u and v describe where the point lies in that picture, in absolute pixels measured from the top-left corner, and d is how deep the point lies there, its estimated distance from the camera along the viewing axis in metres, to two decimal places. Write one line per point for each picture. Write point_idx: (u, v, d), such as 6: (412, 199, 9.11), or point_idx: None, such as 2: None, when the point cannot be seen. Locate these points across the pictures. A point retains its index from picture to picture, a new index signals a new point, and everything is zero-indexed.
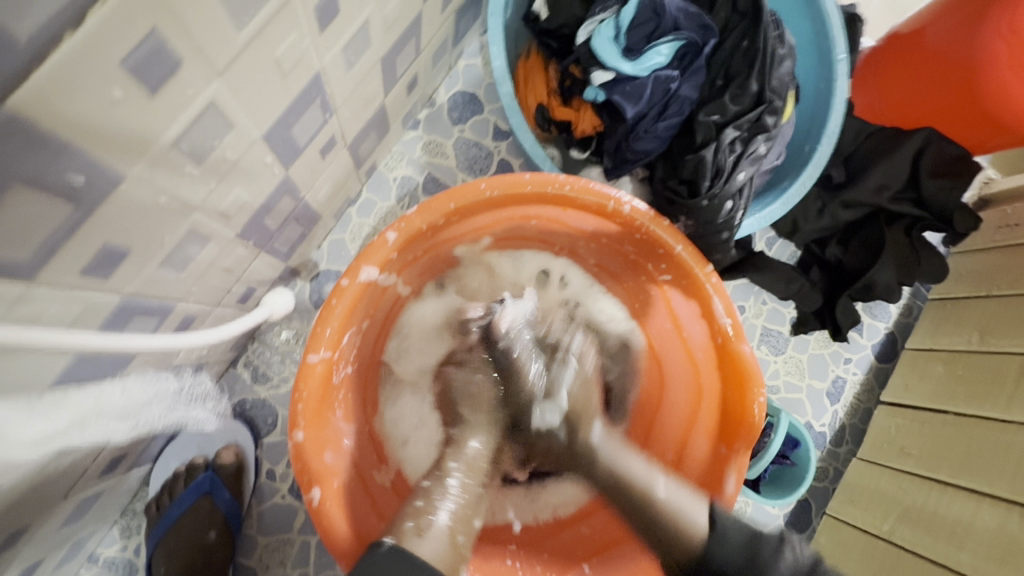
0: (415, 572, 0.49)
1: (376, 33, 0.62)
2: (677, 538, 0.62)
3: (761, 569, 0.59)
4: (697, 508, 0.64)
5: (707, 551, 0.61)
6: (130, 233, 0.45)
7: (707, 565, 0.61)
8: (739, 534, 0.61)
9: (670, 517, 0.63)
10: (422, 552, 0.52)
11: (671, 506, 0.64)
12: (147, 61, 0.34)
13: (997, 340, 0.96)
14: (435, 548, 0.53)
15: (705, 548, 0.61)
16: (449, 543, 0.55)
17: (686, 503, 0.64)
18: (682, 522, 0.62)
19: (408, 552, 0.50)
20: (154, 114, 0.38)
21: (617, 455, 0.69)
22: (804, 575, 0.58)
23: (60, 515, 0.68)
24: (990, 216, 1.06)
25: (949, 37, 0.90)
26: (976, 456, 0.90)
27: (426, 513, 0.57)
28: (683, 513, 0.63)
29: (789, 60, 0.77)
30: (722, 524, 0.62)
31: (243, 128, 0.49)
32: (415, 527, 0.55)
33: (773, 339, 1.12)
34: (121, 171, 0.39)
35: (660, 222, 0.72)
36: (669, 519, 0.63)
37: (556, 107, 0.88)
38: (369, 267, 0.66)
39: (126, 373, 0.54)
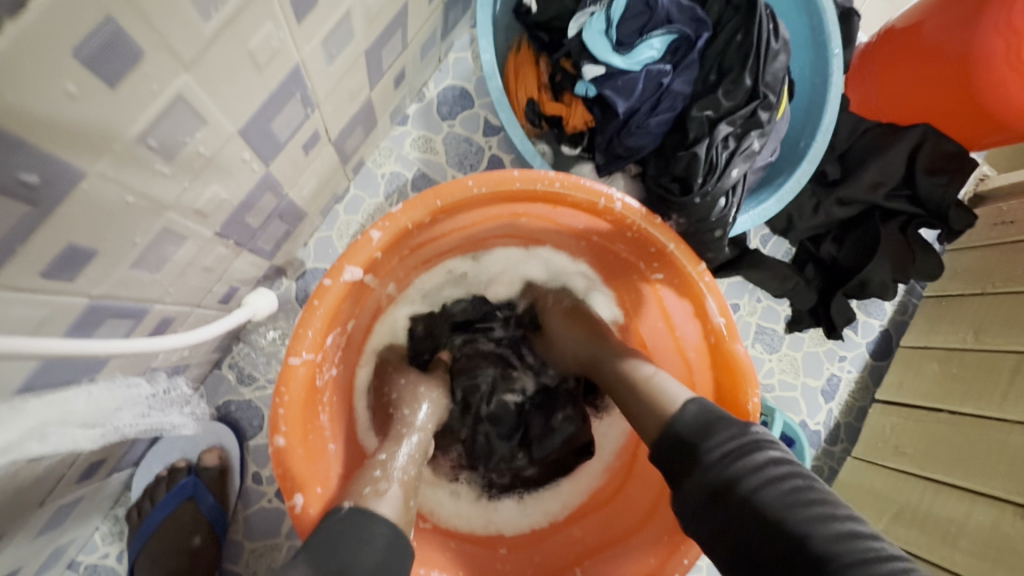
0: (363, 538, 0.54)
1: (358, 25, 0.60)
2: (650, 407, 0.65)
3: (706, 439, 0.58)
4: (681, 393, 0.65)
5: (673, 420, 0.62)
6: (96, 234, 0.43)
7: (674, 431, 0.61)
8: (700, 410, 0.61)
9: (646, 393, 0.66)
10: (381, 509, 0.57)
11: (652, 389, 0.66)
12: (103, 52, 0.32)
13: (992, 337, 0.95)
14: (394, 506, 0.59)
15: (670, 419, 0.62)
16: (402, 505, 0.60)
17: (670, 386, 0.66)
18: (658, 399, 0.65)
19: (366, 511, 0.57)
20: (115, 108, 0.36)
21: (626, 355, 0.73)
22: (747, 447, 0.56)
23: (36, 522, 0.66)
24: (986, 212, 1.05)
25: (947, 31, 0.88)
26: (968, 454, 0.90)
27: (383, 480, 0.61)
28: (663, 390, 0.65)
29: (783, 54, 0.75)
30: (691, 405, 0.62)
31: (216, 123, 0.47)
32: (372, 490, 0.60)
33: (767, 337, 1.11)
34: (82, 168, 0.37)
35: (652, 220, 0.71)
36: (645, 395, 0.66)
37: (547, 101, 0.86)
38: (353, 266, 0.64)
39: (95, 379, 0.52)
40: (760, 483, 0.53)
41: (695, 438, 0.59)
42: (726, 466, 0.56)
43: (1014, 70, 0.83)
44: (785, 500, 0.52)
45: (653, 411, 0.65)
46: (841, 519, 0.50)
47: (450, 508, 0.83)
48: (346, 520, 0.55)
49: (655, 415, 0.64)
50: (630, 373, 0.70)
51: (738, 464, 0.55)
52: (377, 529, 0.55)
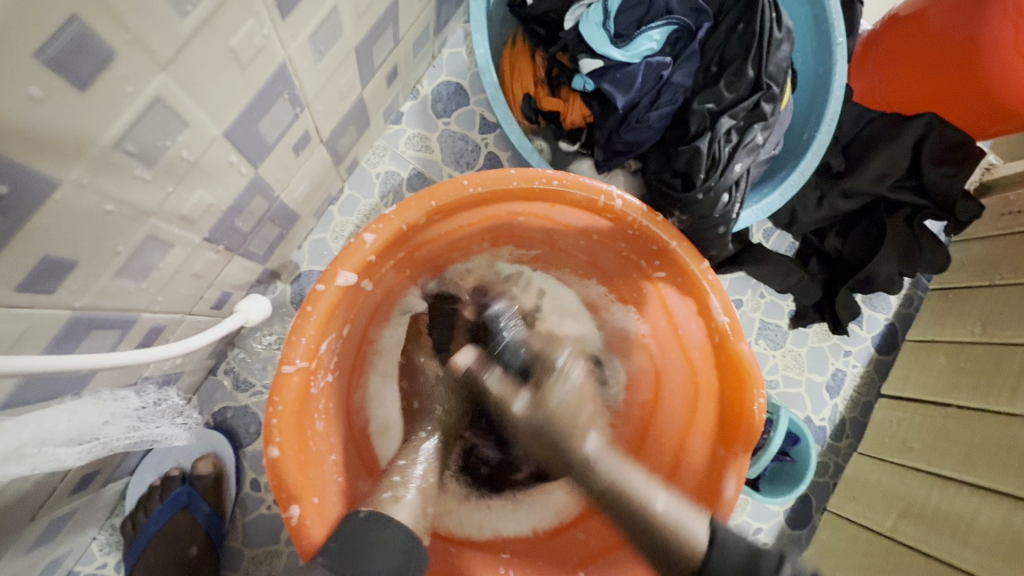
0: (385, 527, 0.55)
1: (346, 21, 0.58)
2: (674, 553, 0.60)
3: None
4: (697, 521, 0.62)
5: (706, 562, 0.58)
6: (74, 244, 0.41)
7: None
8: (737, 548, 0.59)
9: (670, 534, 0.61)
10: (398, 515, 0.58)
11: (674, 523, 0.62)
12: (68, 52, 0.31)
13: (1000, 330, 0.94)
14: (409, 511, 0.59)
15: (703, 565, 0.58)
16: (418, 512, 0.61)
17: (685, 520, 0.62)
18: (682, 536, 0.60)
19: (383, 516, 0.56)
20: (86, 113, 0.34)
21: (612, 468, 0.67)
22: None
23: (28, 536, 0.64)
24: (994, 203, 1.03)
25: (952, 19, 0.86)
26: (978, 449, 0.88)
27: (402, 485, 0.63)
28: (683, 526, 0.61)
29: (786, 44, 0.72)
30: (721, 539, 0.60)
31: (199, 125, 0.45)
32: (392, 493, 0.61)
33: (771, 333, 1.09)
34: (55, 176, 0.35)
35: (653, 217, 0.69)
36: (668, 532, 0.61)
37: (544, 96, 0.84)
38: (347, 271, 0.62)
39: (79, 394, 0.50)
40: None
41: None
42: None
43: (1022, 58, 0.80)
44: None
45: (675, 548, 0.60)
46: None
47: (444, 510, 0.81)
48: (366, 521, 0.55)
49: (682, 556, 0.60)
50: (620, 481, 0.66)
51: None
52: (393, 522, 0.56)
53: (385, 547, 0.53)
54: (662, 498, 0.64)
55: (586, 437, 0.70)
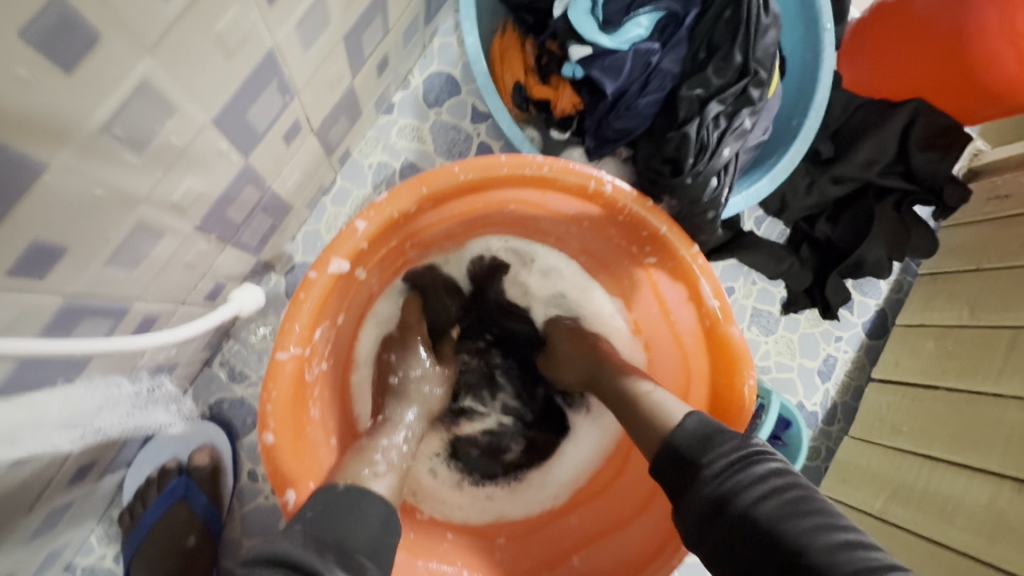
0: (361, 504, 0.53)
1: (334, 8, 0.58)
2: (650, 428, 0.61)
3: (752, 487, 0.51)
4: (678, 406, 0.62)
5: (672, 435, 0.58)
6: (63, 230, 0.41)
7: (669, 450, 0.58)
8: (701, 424, 0.58)
9: (648, 411, 0.63)
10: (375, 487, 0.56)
11: (654, 403, 0.63)
12: (53, 34, 0.31)
13: (987, 314, 0.95)
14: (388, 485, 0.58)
15: (670, 433, 0.59)
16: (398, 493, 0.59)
17: (669, 402, 0.63)
18: (658, 414, 0.62)
19: (357, 487, 0.55)
20: (72, 96, 0.34)
21: (624, 369, 0.71)
22: (745, 458, 0.53)
23: (26, 526, 0.65)
24: (981, 187, 1.04)
25: (938, 5, 0.87)
26: (965, 431, 0.90)
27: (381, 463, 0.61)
28: (661, 404, 0.63)
29: (774, 29, 0.73)
30: (690, 413, 0.60)
31: (187, 111, 0.45)
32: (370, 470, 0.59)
33: (763, 319, 1.10)
34: (42, 160, 0.36)
35: (644, 202, 0.70)
36: (647, 410, 0.63)
37: (534, 85, 0.83)
38: (340, 259, 0.63)
39: (75, 380, 0.51)
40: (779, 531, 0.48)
41: (696, 451, 0.56)
42: (725, 479, 0.53)
43: (1007, 41, 0.83)
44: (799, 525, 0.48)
45: (653, 423, 0.61)
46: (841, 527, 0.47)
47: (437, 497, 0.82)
48: (345, 494, 0.54)
49: (657, 428, 0.61)
50: (627, 380, 0.69)
51: (739, 477, 0.52)
52: (376, 499, 0.54)
53: (364, 518, 0.52)
54: (656, 388, 0.66)
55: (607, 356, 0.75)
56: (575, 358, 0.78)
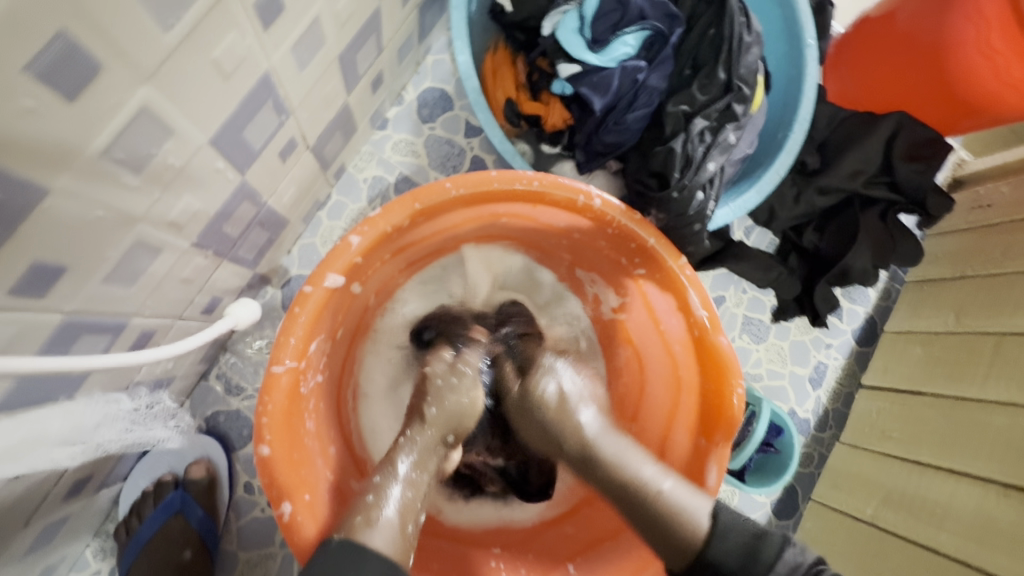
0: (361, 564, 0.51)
1: (329, 30, 0.60)
2: (676, 537, 0.59)
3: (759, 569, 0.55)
4: (701, 503, 0.60)
5: (707, 549, 0.57)
6: (63, 250, 0.43)
7: (707, 566, 0.57)
8: (741, 533, 0.58)
9: (670, 517, 0.60)
10: (372, 542, 0.54)
11: (677, 506, 0.60)
12: (55, 66, 0.32)
13: (972, 319, 0.97)
14: (387, 538, 0.55)
15: (704, 548, 0.58)
16: (398, 534, 0.56)
17: (688, 500, 0.60)
18: (683, 519, 0.59)
19: (355, 542, 0.53)
20: (75, 123, 0.36)
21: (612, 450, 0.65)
22: None
23: (21, 541, 0.65)
24: (965, 197, 1.07)
25: (918, 19, 0.89)
26: (954, 435, 0.91)
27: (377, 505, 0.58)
28: (682, 506, 0.60)
29: (756, 47, 0.75)
30: (725, 526, 0.58)
31: (185, 134, 0.47)
32: (365, 517, 0.56)
33: (754, 327, 1.11)
34: (45, 184, 0.37)
35: (632, 215, 0.71)
36: (670, 515, 0.60)
37: (525, 100, 0.86)
38: (334, 273, 0.64)
39: (75, 396, 0.52)
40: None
41: (738, 572, 0.56)
42: None
43: (983, 56, 0.84)
44: None
45: (676, 533, 0.59)
46: None
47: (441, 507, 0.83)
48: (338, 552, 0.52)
49: (686, 537, 0.58)
50: (615, 458, 0.64)
51: None
52: (376, 557, 0.52)
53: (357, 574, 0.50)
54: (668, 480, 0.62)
55: (579, 410, 0.69)
56: (559, 424, 0.68)
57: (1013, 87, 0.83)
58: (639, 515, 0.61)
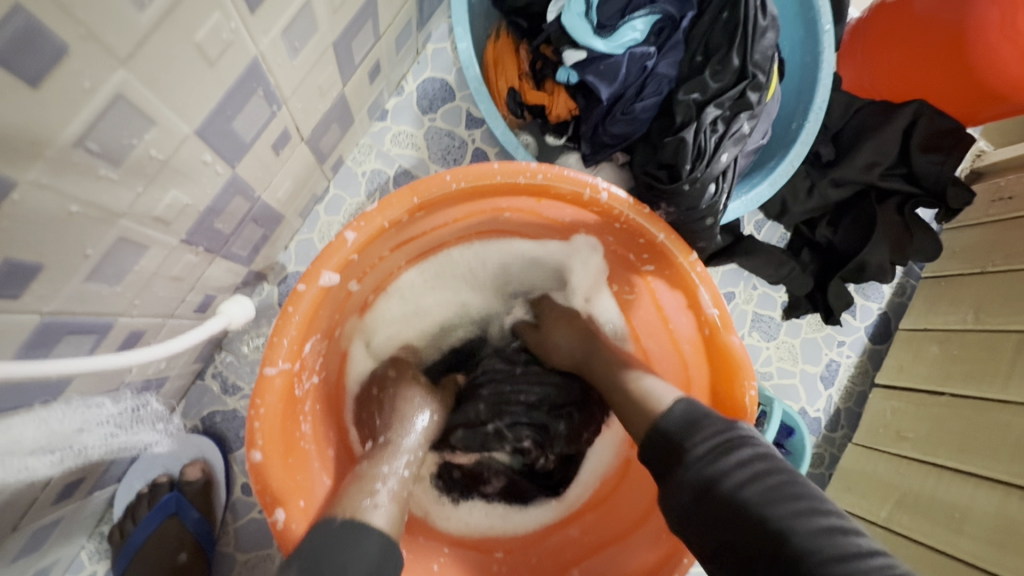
0: (350, 548, 0.51)
1: (322, 14, 0.57)
2: (640, 413, 0.62)
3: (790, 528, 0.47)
4: (668, 392, 0.62)
5: (659, 419, 0.59)
6: (37, 249, 0.40)
7: (655, 433, 0.59)
8: (688, 408, 0.59)
9: (639, 398, 0.63)
10: (376, 521, 0.55)
11: (645, 390, 0.64)
12: (16, 47, 0.30)
13: (993, 317, 0.93)
14: (386, 518, 0.56)
15: (657, 418, 0.60)
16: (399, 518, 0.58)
17: (660, 390, 0.63)
18: (646, 398, 0.63)
19: (358, 522, 0.54)
20: (42, 110, 0.33)
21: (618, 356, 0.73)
22: (733, 439, 0.54)
23: (11, 546, 0.63)
24: (985, 189, 1.03)
25: (939, 4, 0.86)
26: (972, 437, 0.88)
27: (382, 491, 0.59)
28: (652, 390, 0.63)
29: (773, 31, 0.71)
30: (678, 402, 0.60)
31: (168, 123, 0.44)
32: (371, 500, 0.58)
33: (764, 324, 1.08)
34: (12, 177, 0.35)
35: (641, 209, 0.68)
36: (638, 396, 0.64)
37: (528, 90, 0.82)
38: (329, 271, 0.61)
39: (55, 400, 0.50)
40: (722, 522, 0.51)
41: (679, 434, 0.57)
42: (711, 461, 0.54)
43: (1009, 40, 0.81)
44: (765, 498, 0.49)
45: (641, 408, 0.63)
46: (822, 513, 0.48)
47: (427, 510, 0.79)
48: (339, 530, 0.53)
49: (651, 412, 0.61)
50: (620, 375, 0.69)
51: (721, 461, 0.53)
52: (374, 537, 0.53)
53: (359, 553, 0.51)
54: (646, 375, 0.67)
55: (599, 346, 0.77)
56: (572, 344, 0.78)
57: None
58: (618, 393, 0.67)
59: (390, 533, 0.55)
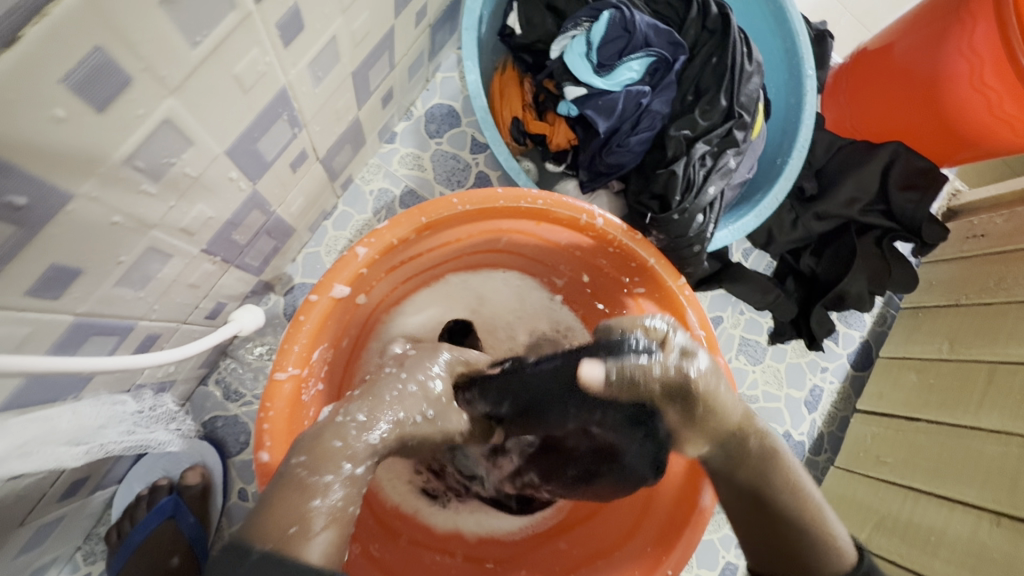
0: None
1: (345, 49, 0.62)
2: (827, 562, 0.54)
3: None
4: (844, 531, 0.57)
5: None
6: (81, 254, 0.44)
7: None
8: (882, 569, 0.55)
9: (825, 540, 0.55)
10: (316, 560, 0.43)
11: (826, 529, 0.56)
12: (89, 80, 0.34)
13: (966, 347, 0.98)
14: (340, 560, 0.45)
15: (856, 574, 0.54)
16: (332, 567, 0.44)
17: (836, 520, 0.57)
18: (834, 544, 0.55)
19: None
20: (103, 132, 0.37)
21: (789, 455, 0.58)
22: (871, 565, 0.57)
23: (15, 541, 0.64)
24: (959, 227, 1.09)
25: (914, 53, 0.92)
26: (948, 462, 0.91)
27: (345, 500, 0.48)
28: (835, 529, 0.56)
29: (757, 76, 0.78)
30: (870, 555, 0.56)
31: (203, 144, 0.48)
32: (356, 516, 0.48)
33: (750, 348, 1.12)
34: (69, 190, 0.38)
35: (633, 235, 0.73)
36: (820, 537, 0.55)
37: (531, 120, 0.88)
38: (340, 284, 0.65)
39: (82, 396, 0.54)
40: None
41: None
42: None
43: (977, 92, 0.86)
44: None
45: (829, 554, 0.54)
46: None
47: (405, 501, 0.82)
48: None
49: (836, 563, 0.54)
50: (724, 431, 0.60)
51: None
52: None
53: None
54: (821, 496, 0.58)
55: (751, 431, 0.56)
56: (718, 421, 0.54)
57: (1004, 121, 0.86)
58: (802, 537, 0.55)
59: None
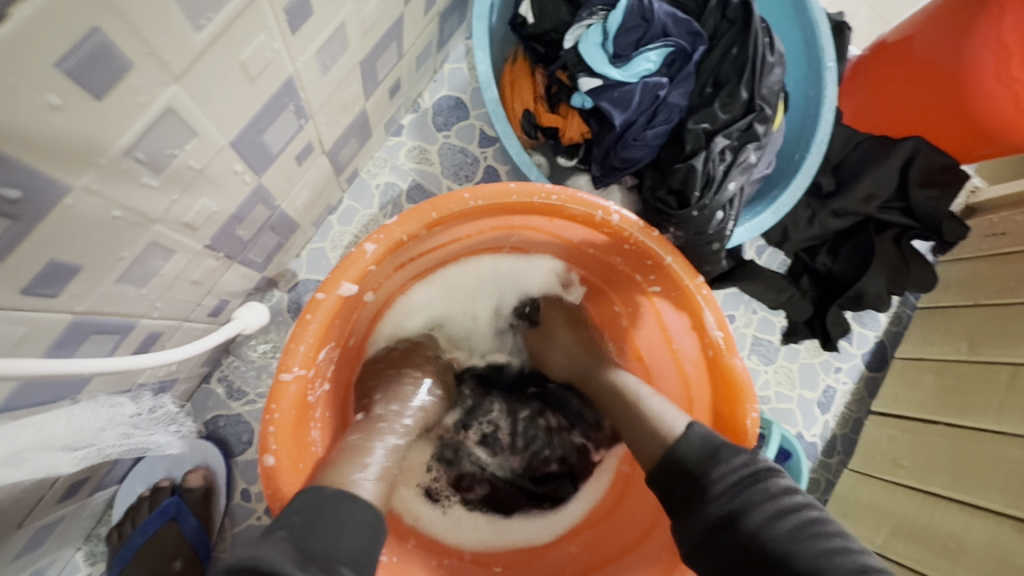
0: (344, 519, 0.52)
1: (353, 36, 0.59)
2: (647, 432, 0.66)
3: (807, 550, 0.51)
4: (678, 416, 0.66)
5: (674, 447, 0.62)
6: (78, 251, 0.41)
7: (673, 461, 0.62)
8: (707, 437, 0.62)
9: (648, 418, 0.67)
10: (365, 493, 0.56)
11: (656, 415, 0.67)
12: (87, 64, 0.32)
13: (985, 348, 0.95)
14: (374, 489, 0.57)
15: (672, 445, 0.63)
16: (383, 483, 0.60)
17: (670, 411, 0.67)
18: (660, 423, 0.66)
19: (348, 487, 0.55)
20: (101, 121, 0.35)
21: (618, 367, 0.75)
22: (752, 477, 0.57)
23: (15, 542, 0.63)
24: (978, 225, 1.06)
25: (936, 46, 0.89)
26: (967, 465, 0.89)
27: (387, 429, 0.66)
28: (661, 415, 0.67)
29: (778, 68, 0.76)
30: (694, 430, 0.63)
31: (208, 135, 0.46)
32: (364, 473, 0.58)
33: (763, 348, 1.10)
34: (66, 183, 0.36)
35: (650, 232, 0.70)
36: (645, 417, 0.68)
37: (543, 113, 0.86)
38: (347, 281, 0.63)
39: (78, 399, 0.52)
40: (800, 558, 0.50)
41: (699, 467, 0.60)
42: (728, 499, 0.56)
43: (1004, 85, 0.83)
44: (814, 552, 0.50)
45: (650, 428, 0.66)
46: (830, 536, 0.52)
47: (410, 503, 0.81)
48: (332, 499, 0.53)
49: (652, 436, 0.66)
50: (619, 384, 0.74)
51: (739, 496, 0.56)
52: (362, 502, 0.54)
53: (342, 523, 0.52)
54: (655, 396, 0.70)
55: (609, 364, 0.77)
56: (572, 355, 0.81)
57: None
58: (615, 411, 0.73)
59: (376, 502, 0.56)
